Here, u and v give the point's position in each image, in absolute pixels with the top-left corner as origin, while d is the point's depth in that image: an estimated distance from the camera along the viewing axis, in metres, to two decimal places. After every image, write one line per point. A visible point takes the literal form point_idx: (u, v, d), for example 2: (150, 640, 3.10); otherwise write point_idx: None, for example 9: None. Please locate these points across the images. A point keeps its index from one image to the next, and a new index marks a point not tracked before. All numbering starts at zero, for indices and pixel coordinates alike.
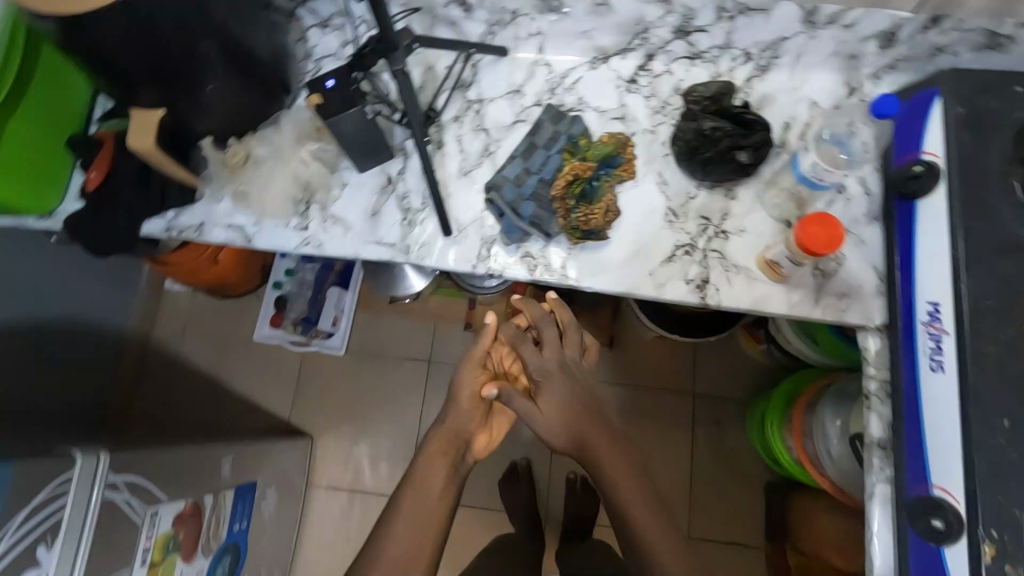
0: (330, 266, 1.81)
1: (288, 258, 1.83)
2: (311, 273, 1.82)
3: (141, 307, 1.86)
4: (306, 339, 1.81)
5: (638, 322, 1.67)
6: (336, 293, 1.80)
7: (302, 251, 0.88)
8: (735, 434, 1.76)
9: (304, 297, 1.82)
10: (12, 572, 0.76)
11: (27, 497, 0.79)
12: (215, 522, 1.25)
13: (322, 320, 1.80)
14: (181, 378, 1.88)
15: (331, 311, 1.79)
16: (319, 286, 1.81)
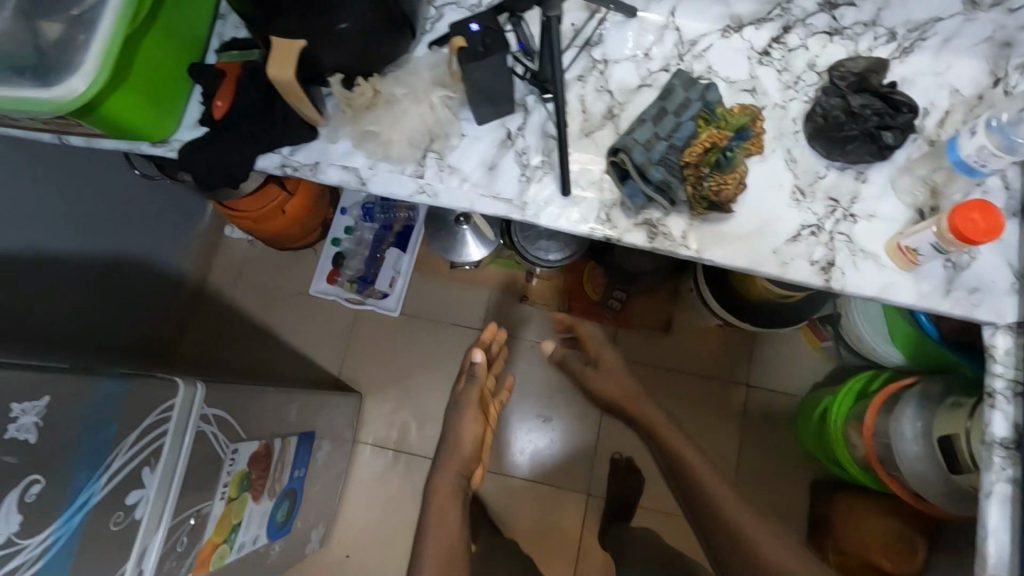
0: (390, 227, 1.82)
1: (348, 215, 1.85)
2: (370, 232, 1.83)
3: (199, 250, 1.85)
4: (361, 298, 1.81)
5: (702, 307, 1.65)
6: (394, 254, 1.80)
7: (417, 199, 0.87)
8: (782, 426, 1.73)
9: (362, 255, 1.82)
10: (121, 490, 0.77)
11: (140, 418, 0.79)
12: (281, 465, 1.27)
13: (379, 280, 1.80)
14: (232, 324, 1.87)
15: (388, 272, 1.79)
16: (377, 245, 1.82)
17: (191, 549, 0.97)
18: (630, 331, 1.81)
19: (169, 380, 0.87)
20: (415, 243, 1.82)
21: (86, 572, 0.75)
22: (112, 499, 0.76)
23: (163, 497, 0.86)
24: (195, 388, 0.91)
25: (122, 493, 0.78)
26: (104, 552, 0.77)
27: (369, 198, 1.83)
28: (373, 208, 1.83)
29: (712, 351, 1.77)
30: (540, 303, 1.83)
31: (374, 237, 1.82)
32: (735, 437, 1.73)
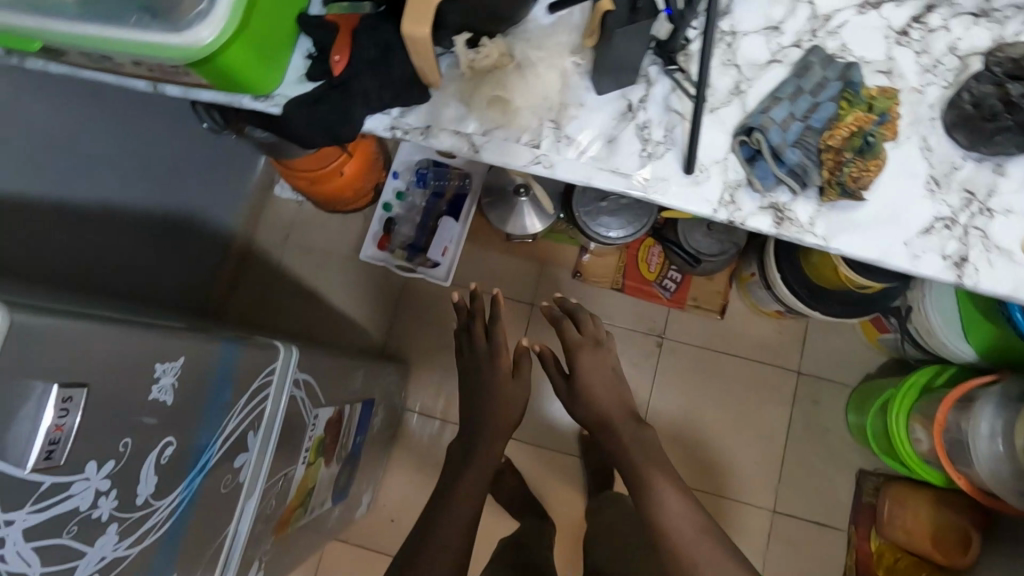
0: (443, 195, 1.79)
1: (399, 180, 1.80)
2: (422, 198, 1.80)
3: (248, 210, 1.82)
4: (411, 267, 1.78)
5: (761, 292, 1.63)
6: (446, 223, 1.75)
7: (532, 169, 0.83)
8: (832, 416, 1.72)
9: (412, 222, 1.79)
10: (230, 454, 0.76)
11: (250, 382, 0.78)
12: (347, 430, 1.26)
13: (430, 249, 1.75)
14: (280, 286, 1.85)
15: (440, 241, 1.75)
16: (429, 214, 1.79)
17: (277, 511, 0.97)
18: (681, 312, 1.78)
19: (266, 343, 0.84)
20: (467, 213, 1.77)
21: (203, 533, 0.75)
22: (223, 465, 0.75)
23: (261, 460, 0.85)
24: (288, 351, 0.89)
25: (233, 456, 0.77)
26: (217, 513, 0.77)
27: (422, 164, 1.79)
28: (426, 174, 1.78)
29: (765, 337, 1.75)
30: (592, 280, 1.80)
31: (426, 206, 1.79)
32: (783, 422, 1.72)
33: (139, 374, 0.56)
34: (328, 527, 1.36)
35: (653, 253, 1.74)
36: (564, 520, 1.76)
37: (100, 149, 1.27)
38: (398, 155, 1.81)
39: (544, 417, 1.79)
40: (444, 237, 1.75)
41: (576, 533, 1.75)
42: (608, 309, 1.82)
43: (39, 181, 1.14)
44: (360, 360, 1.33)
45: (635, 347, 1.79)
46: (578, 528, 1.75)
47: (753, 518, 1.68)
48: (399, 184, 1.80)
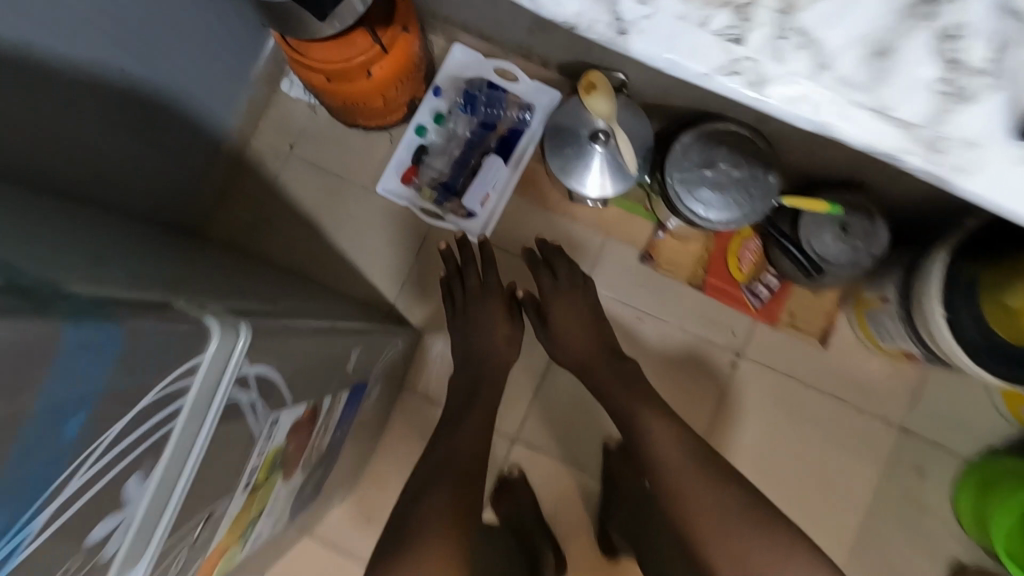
0: (494, 128, 1.43)
1: (441, 99, 1.43)
2: (467, 128, 1.45)
3: (246, 105, 1.41)
4: (440, 213, 1.44)
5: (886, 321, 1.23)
6: (493, 163, 1.41)
7: (725, 84, 0.53)
8: (935, 491, 1.36)
9: (449, 156, 1.44)
10: (74, 530, 0.43)
11: (131, 397, 0.44)
12: (324, 429, 0.91)
13: (469, 194, 1.41)
14: (274, 209, 1.47)
15: (482, 186, 1.41)
16: (472, 149, 1.44)
17: (193, 563, 0.63)
18: (769, 329, 1.40)
19: (191, 320, 0.51)
20: (522, 156, 1.42)
21: None
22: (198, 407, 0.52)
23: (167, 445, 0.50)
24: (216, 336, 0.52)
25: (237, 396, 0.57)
26: None
27: (473, 84, 1.43)
28: (477, 98, 1.42)
29: (869, 378, 1.37)
30: (668, 266, 1.40)
31: (470, 139, 1.44)
32: (869, 487, 1.37)
33: None
34: (286, 539, 1.04)
35: (749, 245, 1.37)
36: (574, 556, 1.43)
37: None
38: (445, 68, 1.43)
39: (572, 425, 1.45)
40: (488, 182, 1.41)
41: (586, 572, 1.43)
42: (677, 308, 1.42)
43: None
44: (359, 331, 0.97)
45: (700, 363, 1.41)
46: (590, 566, 1.44)
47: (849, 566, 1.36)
48: (440, 106, 1.44)
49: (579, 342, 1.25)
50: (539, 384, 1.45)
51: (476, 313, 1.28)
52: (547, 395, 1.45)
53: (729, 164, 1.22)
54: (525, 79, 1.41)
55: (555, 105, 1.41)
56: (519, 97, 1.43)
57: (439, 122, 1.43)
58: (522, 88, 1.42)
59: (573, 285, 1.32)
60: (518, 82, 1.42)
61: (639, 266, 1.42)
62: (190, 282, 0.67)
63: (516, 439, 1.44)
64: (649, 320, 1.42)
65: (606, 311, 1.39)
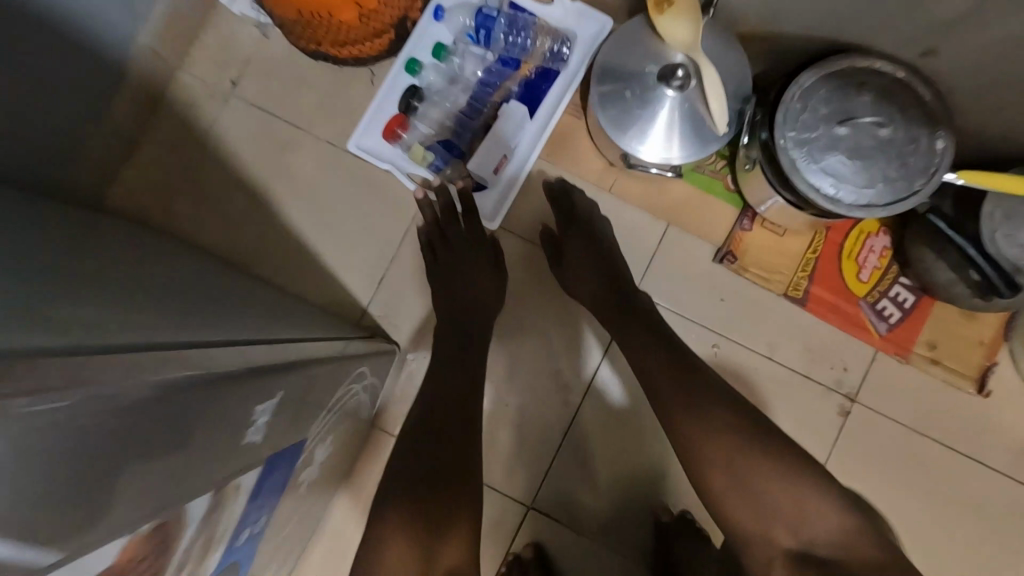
0: (516, 68, 1.02)
1: (444, 24, 1.02)
2: (479, 67, 1.03)
3: (165, 23, 0.99)
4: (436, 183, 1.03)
5: None
6: (513, 114, 0.99)
7: None
8: None
9: (451, 104, 1.03)
10: None
11: None
12: (200, 550, 0.50)
13: (478, 156, 0.99)
14: (204, 173, 1.06)
15: (498, 146, 1.00)
16: (485, 96, 1.03)
17: None
18: (895, 365, 0.99)
19: None
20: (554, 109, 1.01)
21: None
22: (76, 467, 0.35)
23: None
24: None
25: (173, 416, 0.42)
26: None
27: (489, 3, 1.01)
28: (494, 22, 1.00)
29: None
30: (755, 269, 0.99)
31: (483, 82, 1.03)
32: None
33: None
34: None
35: (870, 244, 0.98)
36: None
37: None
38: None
39: (608, 487, 1.04)
40: (505, 140, 0.99)
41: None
42: (765, 331, 1.01)
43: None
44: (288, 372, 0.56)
45: (796, 412, 1.00)
46: None
47: None
48: (442, 34, 1.02)
49: (599, 292, 0.93)
50: (566, 429, 1.04)
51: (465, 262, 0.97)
52: (577, 444, 1.04)
53: (874, 120, 0.81)
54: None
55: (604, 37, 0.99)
56: (552, 25, 1.02)
57: (439, 56, 1.02)
58: (557, 12, 1.00)
59: (590, 220, 0.98)
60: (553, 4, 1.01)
61: (714, 270, 1.01)
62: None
63: (530, 506, 1.03)
64: (723, 344, 1.01)
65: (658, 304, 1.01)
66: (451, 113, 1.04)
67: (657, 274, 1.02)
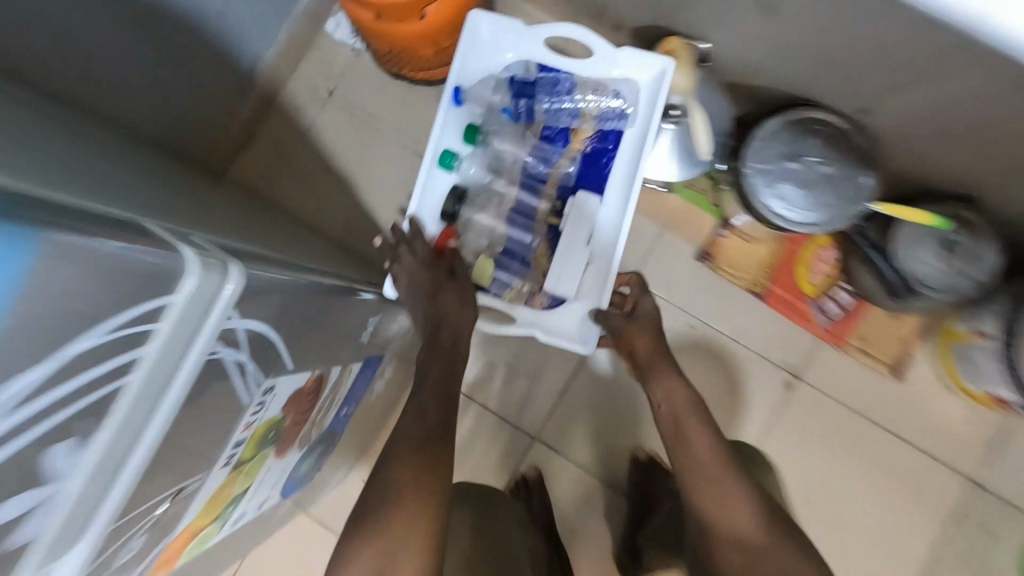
0: (566, 139, 1.15)
1: (466, 109, 1.13)
2: (527, 146, 1.16)
3: (289, 40, 1.29)
4: (504, 309, 1.13)
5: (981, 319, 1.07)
6: (588, 214, 1.12)
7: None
8: (1006, 563, 1.18)
9: (501, 204, 1.16)
10: None
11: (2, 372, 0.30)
12: (329, 400, 0.80)
13: (552, 278, 1.12)
14: (306, 158, 1.36)
15: (575, 243, 1.12)
16: (536, 187, 1.16)
17: (151, 548, 0.52)
18: (835, 353, 1.24)
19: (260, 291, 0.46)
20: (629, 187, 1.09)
21: None
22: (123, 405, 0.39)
23: (81, 500, 0.38)
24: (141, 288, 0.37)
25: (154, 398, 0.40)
26: None
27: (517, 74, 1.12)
28: (530, 94, 1.12)
29: (944, 422, 1.20)
30: (727, 268, 1.25)
31: (531, 174, 1.16)
32: (925, 544, 1.20)
33: None
34: (274, 519, 0.93)
35: (822, 257, 1.22)
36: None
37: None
38: (463, 40, 1.10)
39: (599, 430, 1.31)
40: (574, 248, 1.11)
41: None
42: (732, 317, 1.27)
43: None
44: (373, 304, 0.85)
45: (754, 382, 1.26)
46: None
47: (970, 524, 1.19)
48: (472, 115, 1.14)
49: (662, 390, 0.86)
50: (569, 381, 1.32)
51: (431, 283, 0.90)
52: (577, 396, 1.31)
53: (819, 159, 1.07)
54: (609, 49, 1.07)
55: (667, 84, 1.04)
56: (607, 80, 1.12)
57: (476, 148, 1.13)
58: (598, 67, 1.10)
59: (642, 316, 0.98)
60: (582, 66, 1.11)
61: (697, 267, 1.27)
62: (162, 211, 0.52)
63: (536, 439, 1.31)
64: (698, 325, 1.27)
65: (648, 288, 1.28)
66: (501, 210, 1.16)
67: (654, 267, 1.28)
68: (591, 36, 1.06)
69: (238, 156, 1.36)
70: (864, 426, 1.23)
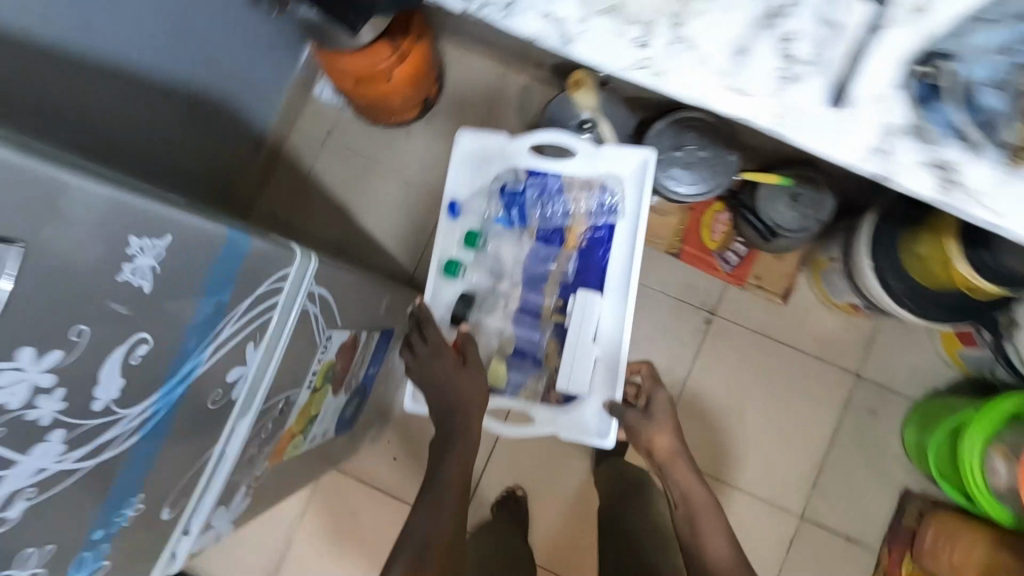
0: (561, 237, 1.44)
1: (466, 216, 1.44)
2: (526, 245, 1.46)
3: (288, 105, 1.65)
4: (523, 407, 1.41)
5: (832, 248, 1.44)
6: (592, 310, 1.35)
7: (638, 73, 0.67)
8: (889, 432, 1.54)
9: (508, 304, 1.46)
10: (214, 378, 0.62)
11: (237, 303, 0.61)
12: (361, 360, 1.14)
13: (565, 378, 1.36)
14: (312, 196, 1.71)
15: (582, 341, 1.35)
16: (539, 278, 1.46)
17: (274, 435, 0.86)
18: (740, 291, 1.60)
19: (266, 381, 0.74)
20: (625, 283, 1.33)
21: (182, 467, 0.64)
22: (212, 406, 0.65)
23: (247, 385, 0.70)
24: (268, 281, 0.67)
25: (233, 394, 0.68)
26: (195, 449, 0.64)
27: (508, 181, 1.42)
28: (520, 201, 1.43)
29: (826, 331, 1.57)
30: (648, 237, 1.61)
31: (532, 269, 1.46)
32: (826, 426, 1.56)
33: (101, 259, 0.43)
34: (330, 460, 1.26)
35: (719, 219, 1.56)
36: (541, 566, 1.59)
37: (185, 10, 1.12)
38: (456, 155, 1.40)
39: None
40: (580, 347, 1.35)
41: (574, 524, 1.60)
42: (658, 274, 1.63)
43: (120, 37, 1.00)
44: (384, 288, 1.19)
45: (682, 321, 1.61)
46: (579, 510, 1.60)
47: (857, 406, 1.56)
48: (472, 221, 1.44)
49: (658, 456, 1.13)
50: None
51: (438, 369, 1.16)
52: None
53: (697, 146, 1.43)
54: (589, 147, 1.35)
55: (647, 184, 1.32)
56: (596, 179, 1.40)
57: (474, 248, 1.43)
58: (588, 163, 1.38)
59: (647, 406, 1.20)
60: (568, 167, 1.40)
61: None
62: None
63: None
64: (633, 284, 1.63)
65: None
66: (509, 306, 1.46)
67: None
68: (578, 142, 1.33)
69: (257, 201, 1.70)
70: (769, 343, 1.59)
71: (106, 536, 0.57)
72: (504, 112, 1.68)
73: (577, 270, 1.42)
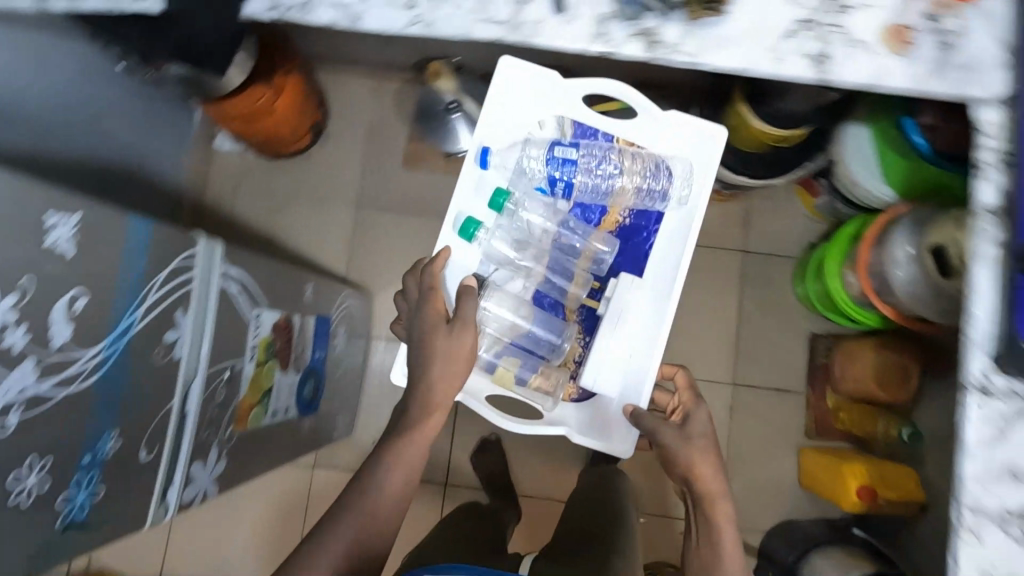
0: (599, 218, 1.33)
1: (495, 170, 1.28)
2: (557, 219, 1.34)
3: (194, 161, 1.83)
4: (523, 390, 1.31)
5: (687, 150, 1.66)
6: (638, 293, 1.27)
7: (412, 29, 0.86)
8: (786, 290, 1.77)
9: (537, 280, 1.34)
10: (151, 336, 0.80)
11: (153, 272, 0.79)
12: (302, 343, 1.30)
13: (588, 373, 1.27)
14: (237, 235, 1.88)
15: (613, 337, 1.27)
16: (565, 264, 1.35)
17: (230, 403, 1.02)
18: None
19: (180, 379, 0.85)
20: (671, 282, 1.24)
21: (145, 412, 0.81)
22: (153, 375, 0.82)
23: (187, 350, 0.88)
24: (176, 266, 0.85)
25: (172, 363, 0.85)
26: (152, 396, 0.81)
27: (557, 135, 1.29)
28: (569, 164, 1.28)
29: (708, 222, 1.79)
30: None
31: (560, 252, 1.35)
32: (733, 301, 1.77)
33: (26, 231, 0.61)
34: (305, 442, 1.41)
35: None
36: (528, 509, 1.74)
37: (73, 94, 1.30)
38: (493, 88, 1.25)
39: None
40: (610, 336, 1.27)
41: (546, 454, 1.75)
42: None
43: (21, 124, 1.17)
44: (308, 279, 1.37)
45: None
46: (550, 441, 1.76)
47: (753, 276, 1.78)
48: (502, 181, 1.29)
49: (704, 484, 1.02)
50: None
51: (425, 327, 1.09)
52: None
53: None
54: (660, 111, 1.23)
55: (716, 166, 1.22)
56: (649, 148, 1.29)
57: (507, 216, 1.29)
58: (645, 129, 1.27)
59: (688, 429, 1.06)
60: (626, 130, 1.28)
61: None
62: None
63: None
64: None
65: None
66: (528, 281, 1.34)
67: None
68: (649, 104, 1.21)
69: None
70: None
71: (95, 462, 0.73)
72: (386, 116, 1.89)
73: (617, 253, 1.33)
